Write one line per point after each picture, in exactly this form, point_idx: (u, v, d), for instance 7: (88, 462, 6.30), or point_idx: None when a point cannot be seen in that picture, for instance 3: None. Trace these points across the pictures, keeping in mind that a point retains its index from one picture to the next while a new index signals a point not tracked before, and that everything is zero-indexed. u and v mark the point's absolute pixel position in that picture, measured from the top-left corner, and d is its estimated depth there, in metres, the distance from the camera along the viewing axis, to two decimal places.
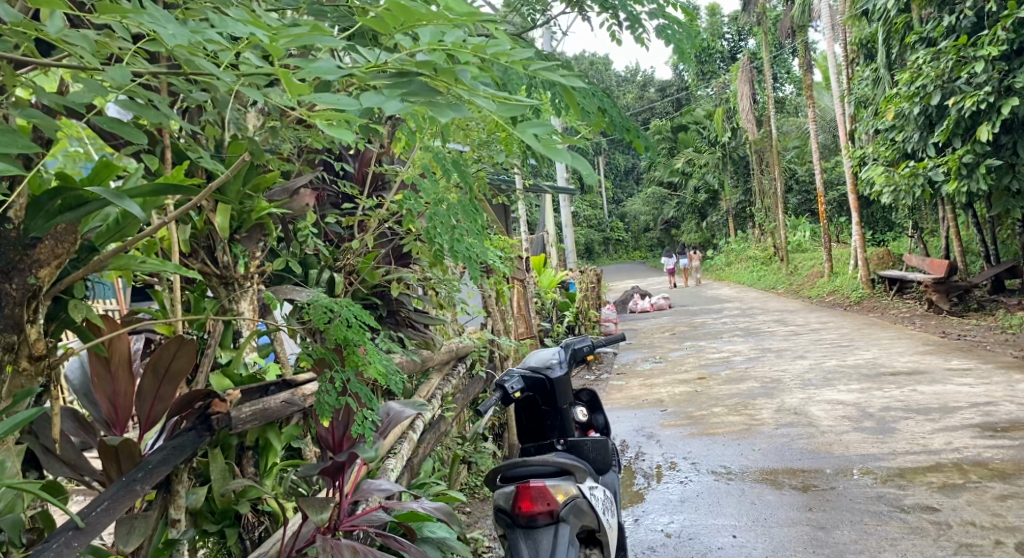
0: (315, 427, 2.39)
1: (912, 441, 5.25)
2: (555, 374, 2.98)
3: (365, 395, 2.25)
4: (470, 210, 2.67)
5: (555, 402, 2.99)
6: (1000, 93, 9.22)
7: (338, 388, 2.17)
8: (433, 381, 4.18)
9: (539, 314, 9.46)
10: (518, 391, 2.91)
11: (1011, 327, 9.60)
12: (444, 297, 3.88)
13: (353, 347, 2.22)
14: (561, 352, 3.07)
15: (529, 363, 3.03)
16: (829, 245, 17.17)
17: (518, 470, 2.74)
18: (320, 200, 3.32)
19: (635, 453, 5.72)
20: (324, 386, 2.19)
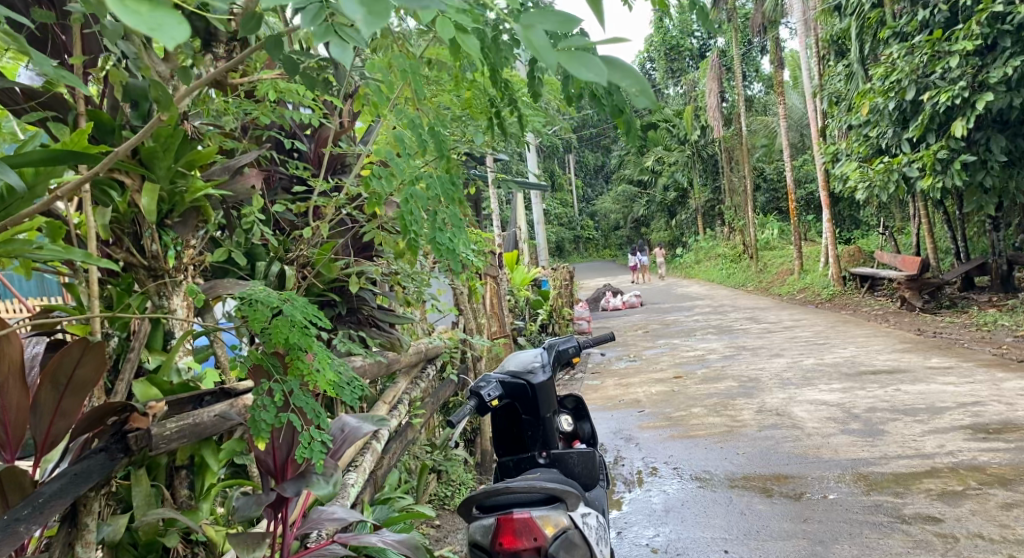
0: (251, 451, 2.02)
1: (902, 444, 5.02)
2: (537, 379, 2.64)
3: (309, 409, 1.95)
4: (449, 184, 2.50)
5: (537, 411, 2.66)
6: (974, 88, 9.07)
7: (280, 402, 1.86)
8: (399, 385, 3.85)
9: (511, 311, 9.15)
10: (495, 399, 2.54)
11: (986, 325, 9.47)
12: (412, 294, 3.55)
13: (298, 354, 1.90)
14: (544, 354, 2.72)
15: (509, 366, 2.70)
16: (799, 243, 17.02)
17: (499, 499, 2.41)
18: (270, 185, 2.97)
19: (613, 458, 5.41)
20: (261, 400, 1.87)
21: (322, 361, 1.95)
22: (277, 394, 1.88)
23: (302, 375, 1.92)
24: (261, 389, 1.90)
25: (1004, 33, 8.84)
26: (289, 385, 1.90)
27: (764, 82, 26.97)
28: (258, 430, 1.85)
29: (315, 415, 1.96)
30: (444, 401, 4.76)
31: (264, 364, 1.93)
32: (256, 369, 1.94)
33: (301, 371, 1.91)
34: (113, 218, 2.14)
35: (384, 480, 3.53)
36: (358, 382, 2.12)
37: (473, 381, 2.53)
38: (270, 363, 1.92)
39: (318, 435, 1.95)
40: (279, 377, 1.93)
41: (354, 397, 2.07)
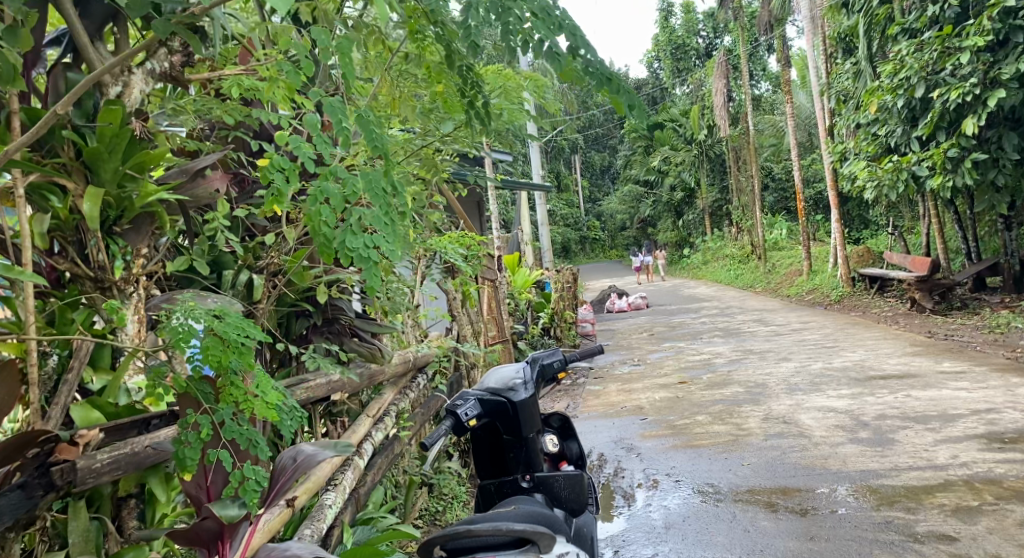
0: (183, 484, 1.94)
1: (913, 454, 4.82)
2: (518, 397, 2.46)
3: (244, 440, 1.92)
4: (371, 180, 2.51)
5: (519, 431, 2.49)
6: (986, 85, 8.84)
7: (205, 437, 1.81)
8: (385, 397, 3.68)
9: (511, 315, 8.97)
10: (474, 419, 2.38)
11: (999, 326, 9.24)
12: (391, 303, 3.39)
13: (233, 380, 1.90)
14: (526, 369, 2.53)
15: (489, 383, 2.52)
16: (808, 243, 16.76)
17: (463, 541, 2.14)
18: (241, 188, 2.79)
19: (613, 470, 5.22)
20: (185, 435, 1.82)
21: (262, 387, 1.94)
22: (204, 427, 1.84)
23: (235, 403, 1.91)
24: (187, 421, 1.86)
25: (1016, 28, 8.60)
26: (221, 414, 1.88)
27: (771, 80, 26.69)
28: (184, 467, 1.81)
29: (250, 447, 1.94)
30: (436, 412, 4.58)
31: (192, 392, 1.88)
32: (186, 398, 1.90)
33: (235, 398, 1.89)
34: (53, 225, 1.97)
35: (367, 498, 3.36)
36: (297, 412, 2.14)
37: (449, 399, 2.35)
38: (199, 391, 1.89)
39: (251, 472, 1.92)
40: (210, 406, 1.89)
41: (291, 428, 2.07)
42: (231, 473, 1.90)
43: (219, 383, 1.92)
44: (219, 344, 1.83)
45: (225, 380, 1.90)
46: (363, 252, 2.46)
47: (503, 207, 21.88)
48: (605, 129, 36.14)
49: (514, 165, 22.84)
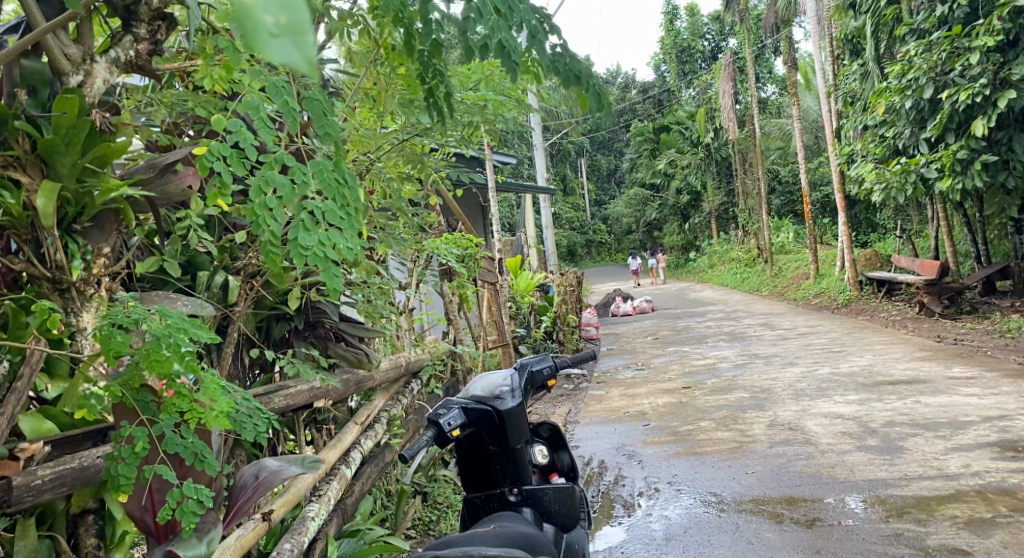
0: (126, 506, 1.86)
1: (923, 463, 4.66)
2: (505, 406, 2.34)
3: (189, 454, 1.86)
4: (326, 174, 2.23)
5: (506, 442, 2.37)
6: (996, 86, 8.68)
7: (139, 452, 1.76)
8: (376, 404, 3.55)
9: (512, 319, 8.83)
10: (458, 429, 2.25)
11: (1010, 331, 9.06)
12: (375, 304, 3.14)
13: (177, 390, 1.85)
14: (514, 377, 2.41)
15: (473, 391, 2.39)
16: (814, 246, 16.55)
17: None
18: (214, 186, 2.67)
19: (614, 478, 5.07)
20: (119, 451, 1.76)
21: (210, 395, 1.86)
22: (138, 442, 1.78)
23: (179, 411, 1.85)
24: (122, 435, 1.79)
25: None
26: (161, 427, 1.82)
27: (778, 84, 26.51)
28: (118, 485, 1.75)
29: (195, 462, 1.87)
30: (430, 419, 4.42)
31: (130, 402, 1.83)
32: (122, 408, 1.85)
33: (178, 408, 1.84)
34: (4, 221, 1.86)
35: (353, 509, 3.21)
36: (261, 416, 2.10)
37: (432, 408, 2.22)
38: (137, 401, 1.84)
39: (192, 491, 1.86)
40: (148, 418, 1.84)
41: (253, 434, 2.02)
42: (172, 492, 1.83)
43: (161, 392, 1.87)
44: (159, 348, 1.75)
45: (168, 388, 1.85)
46: (314, 251, 2.17)
47: (507, 210, 21.75)
48: (611, 132, 35.96)
49: (519, 167, 22.70)
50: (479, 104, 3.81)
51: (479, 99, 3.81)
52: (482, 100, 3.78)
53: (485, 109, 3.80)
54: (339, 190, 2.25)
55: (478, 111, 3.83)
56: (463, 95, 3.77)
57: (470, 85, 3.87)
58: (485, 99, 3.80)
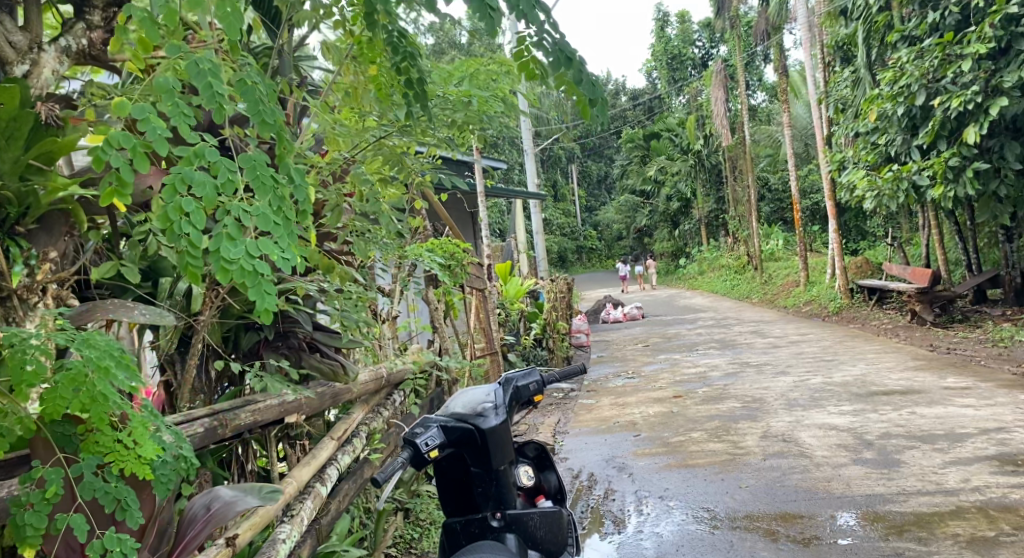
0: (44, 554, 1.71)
1: (921, 477, 4.53)
2: (488, 424, 2.18)
3: (110, 500, 1.69)
4: (255, 177, 2.12)
5: (488, 463, 2.22)
6: (987, 93, 8.62)
7: (47, 497, 1.61)
8: (355, 416, 3.40)
9: (501, 326, 8.68)
10: (436, 449, 2.10)
11: (1003, 340, 8.97)
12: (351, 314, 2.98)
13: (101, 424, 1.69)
14: (498, 392, 2.25)
15: (453, 408, 2.24)
16: (804, 253, 16.47)
17: None
18: None
19: (603, 492, 4.92)
20: (27, 497, 1.61)
21: (136, 434, 1.71)
22: (50, 486, 1.63)
23: (103, 451, 1.70)
24: (34, 476, 1.65)
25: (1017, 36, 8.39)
26: (80, 468, 1.67)
27: (767, 91, 26.51)
28: (23, 534, 1.60)
29: (118, 510, 1.71)
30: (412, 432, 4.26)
31: (50, 437, 1.69)
32: (41, 446, 1.69)
33: (101, 446, 1.69)
34: None
35: (329, 528, 3.03)
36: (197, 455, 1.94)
37: (408, 427, 2.07)
38: (58, 435, 1.70)
39: (114, 542, 1.68)
40: (68, 455, 1.69)
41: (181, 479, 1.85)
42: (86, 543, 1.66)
43: (85, 426, 1.72)
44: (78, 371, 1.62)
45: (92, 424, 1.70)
46: (241, 263, 2.02)
47: (498, 215, 21.67)
48: (602, 138, 35.90)
49: (510, 173, 22.58)
50: (463, 101, 3.64)
51: (463, 95, 3.64)
52: (466, 95, 3.61)
53: (470, 104, 3.63)
54: (270, 192, 2.12)
55: (463, 109, 3.66)
56: (445, 91, 3.63)
57: (453, 83, 3.73)
58: (468, 94, 3.63)
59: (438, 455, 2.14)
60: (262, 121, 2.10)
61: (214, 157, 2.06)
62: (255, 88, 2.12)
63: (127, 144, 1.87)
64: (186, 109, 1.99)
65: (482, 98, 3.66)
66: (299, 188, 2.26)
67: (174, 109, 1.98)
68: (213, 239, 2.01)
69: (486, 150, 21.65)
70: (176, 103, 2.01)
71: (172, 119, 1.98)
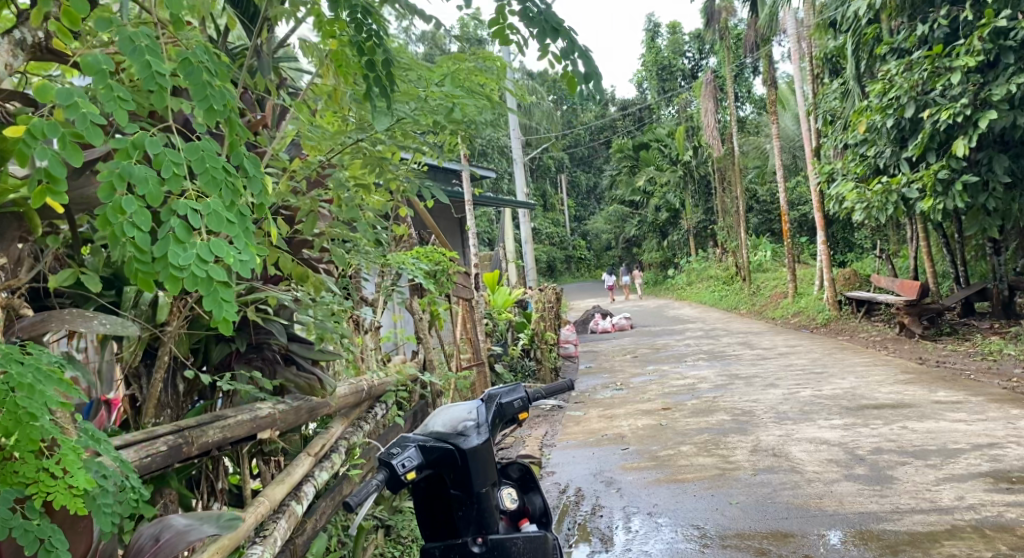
0: None
1: (914, 495, 4.44)
2: (469, 444, 2.07)
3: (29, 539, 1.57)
4: (206, 171, 1.96)
5: (470, 485, 2.11)
6: (976, 106, 8.59)
7: None
8: (335, 431, 3.28)
9: (488, 336, 8.56)
10: (414, 472, 1.98)
11: (992, 354, 8.93)
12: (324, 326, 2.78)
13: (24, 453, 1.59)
14: (480, 410, 2.15)
15: (433, 427, 2.14)
16: (793, 265, 16.43)
17: None
18: None
19: (591, 508, 4.80)
20: None
21: (65, 464, 1.61)
22: None
23: (23, 485, 1.59)
24: None
25: (1006, 49, 8.37)
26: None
27: (756, 103, 26.55)
28: None
29: (39, 552, 1.58)
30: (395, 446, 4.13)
31: None
32: None
33: (23, 477, 1.58)
34: None
35: (306, 549, 2.91)
36: (133, 493, 1.80)
37: (383, 448, 1.96)
38: None
39: None
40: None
41: (113, 523, 1.72)
42: None
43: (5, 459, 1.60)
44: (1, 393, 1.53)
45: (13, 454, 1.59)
46: (192, 270, 1.87)
47: (486, 224, 21.61)
48: (591, 148, 35.89)
49: (499, 182, 22.50)
50: (447, 107, 3.32)
51: (447, 99, 3.32)
52: (450, 99, 3.28)
53: (454, 110, 3.32)
54: (220, 186, 1.97)
55: (447, 114, 3.34)
56: (428, 92, 3.30)
57: (437, 80, 3.40)
58: (453, 98, 3.31)
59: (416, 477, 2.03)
60: (210, 106, 1.99)
61: (155, 149, 1.90)
62: (200, 68, 2.00)
63: (53, 135, 1.72)
64: (123, 96, 1.83)
65: (466, 102, 3.35)
66: (254, 180, 2.13)
67: (107, 94, 1.81)
68: (160, 245, 1.86)
69: (475, 159, 21.58)
70: (109, 87, 1.84)
71: (106, 104, 1.81)
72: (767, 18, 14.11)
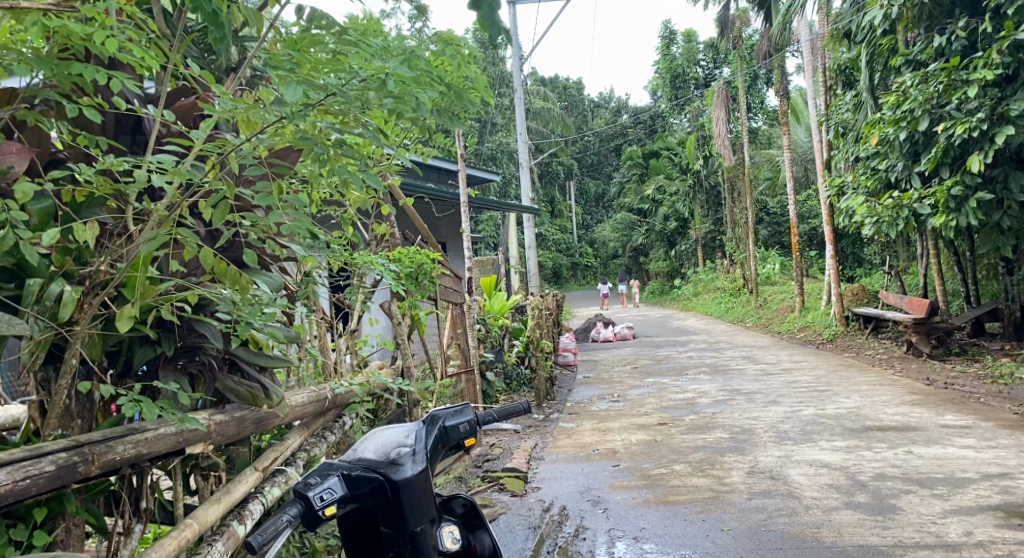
0: None
1: (919, 528, 4.15)
2: (401, 475, 1.99)
3: None
4: None
5: (403, 523, 2.01)
6: (993, 122, 8.29)
7: None
8: (291, 442, 3.01)
9: (480, 343, 8.28)
10: (333, 507, 1.89)
11: (1002, 377, 8.61)
12: (270, 333, 2.45)
13: None
14: (417, 437, 2.07)
15: (363, 455, 2.04)
16: (800, 278, 16.11)
17: None
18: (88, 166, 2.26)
19: (574, 529, 4.52)
20: None
21: None
22: None
23: None
24: None
25: None
26: None
27: (767, 115, 26.22)
28: None
29: None
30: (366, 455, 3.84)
31: None
32: None
33: None
34: None
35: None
36: None
37: (301, 480, 1.87)
38: None
39: None
40: None
41: None
42: None
43: None
44: None
45: None
46: None
47: (491, 229, 21.38)
48: (600, 155, 35.56)
49: (506, 187, 22.26)
50: (376, 80, 2.48)
51: (381, 71, 2.49)
52: (378, 66, 2.45)
53: (385, 82, 2.46)
54: None
55: (378, 92, 2.49)
56: (360, 62, 2.52)
57: (380, 56, 2.63)
58: (385, 68, 2.49)
59: (339, 511, 1.94)
60: None
61: None
62: None
63: None
64: None
65: (404, 76, 2.50)
66: None
67: None
68: None
69: (482, 163, 21.35)
70: None
71: None
72: (780, 27, 13.78)
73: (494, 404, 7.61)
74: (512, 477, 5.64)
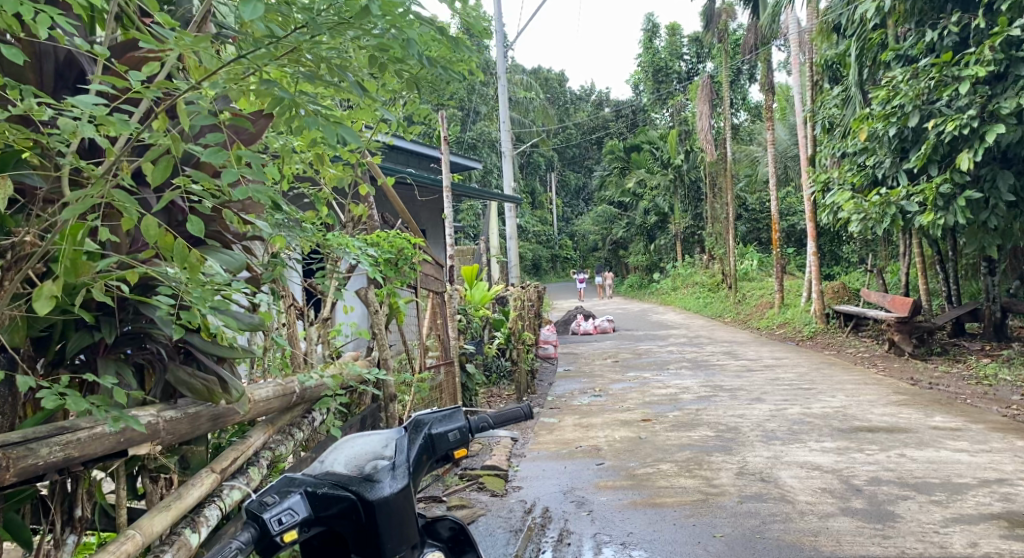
0: None
1: (921, 537, 3.95)
2: (377, 493, 1.74)
3: None
4: None
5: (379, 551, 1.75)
6: (984, 118, 8.11)
7: None
8: (255, 440, 2.72)
9: (459, 334, 7.98)
10: (293, 532, 1.66)
11: (987, 378, 8.48)
12: (225, 318, 2.16)
13: None
14: (397, 449, 1.83)
15: (333, 469, 1.80)
16: (781, 274, 15.96)
17: None
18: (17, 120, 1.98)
19: (558, 534, 4.27)
20: None
21: None
22: None
23: None
24: None
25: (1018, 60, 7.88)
26: None
27: (749, 110, 26.09)
28: None
29: None
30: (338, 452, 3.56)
31: None
32: None
33: None
34: None
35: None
36: None
37: (255, 498, 1.65)
38: None
39: None
40: None
41: None
42: None
43: None
44: None
45: None
46: None
47: (471, 218, 21.04)
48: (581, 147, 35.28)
49: (487, 176, 21.94)
50: (358, 8, 2.13)
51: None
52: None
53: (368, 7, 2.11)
54: None
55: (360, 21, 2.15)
56: None
57: None
58: None
59: (301, 536, 1.70)
60: None
61: None
62: None
63: None
64: None
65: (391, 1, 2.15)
66: None
67: None
68: None
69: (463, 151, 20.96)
70: None
71: None
72: (768, 20, 13.53)
73: (472, 397, 7.32)
74: (491, 476, 5.37)
